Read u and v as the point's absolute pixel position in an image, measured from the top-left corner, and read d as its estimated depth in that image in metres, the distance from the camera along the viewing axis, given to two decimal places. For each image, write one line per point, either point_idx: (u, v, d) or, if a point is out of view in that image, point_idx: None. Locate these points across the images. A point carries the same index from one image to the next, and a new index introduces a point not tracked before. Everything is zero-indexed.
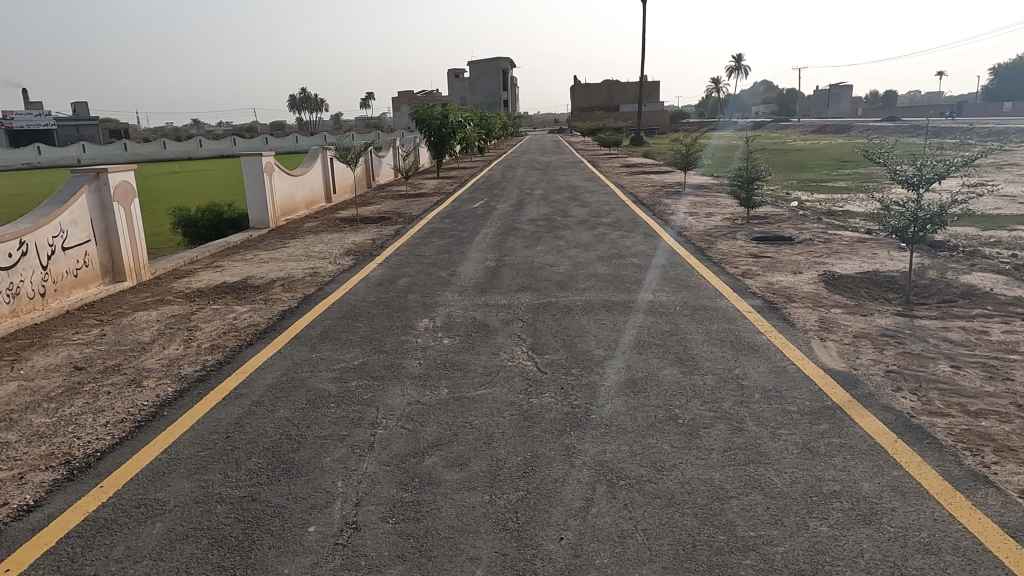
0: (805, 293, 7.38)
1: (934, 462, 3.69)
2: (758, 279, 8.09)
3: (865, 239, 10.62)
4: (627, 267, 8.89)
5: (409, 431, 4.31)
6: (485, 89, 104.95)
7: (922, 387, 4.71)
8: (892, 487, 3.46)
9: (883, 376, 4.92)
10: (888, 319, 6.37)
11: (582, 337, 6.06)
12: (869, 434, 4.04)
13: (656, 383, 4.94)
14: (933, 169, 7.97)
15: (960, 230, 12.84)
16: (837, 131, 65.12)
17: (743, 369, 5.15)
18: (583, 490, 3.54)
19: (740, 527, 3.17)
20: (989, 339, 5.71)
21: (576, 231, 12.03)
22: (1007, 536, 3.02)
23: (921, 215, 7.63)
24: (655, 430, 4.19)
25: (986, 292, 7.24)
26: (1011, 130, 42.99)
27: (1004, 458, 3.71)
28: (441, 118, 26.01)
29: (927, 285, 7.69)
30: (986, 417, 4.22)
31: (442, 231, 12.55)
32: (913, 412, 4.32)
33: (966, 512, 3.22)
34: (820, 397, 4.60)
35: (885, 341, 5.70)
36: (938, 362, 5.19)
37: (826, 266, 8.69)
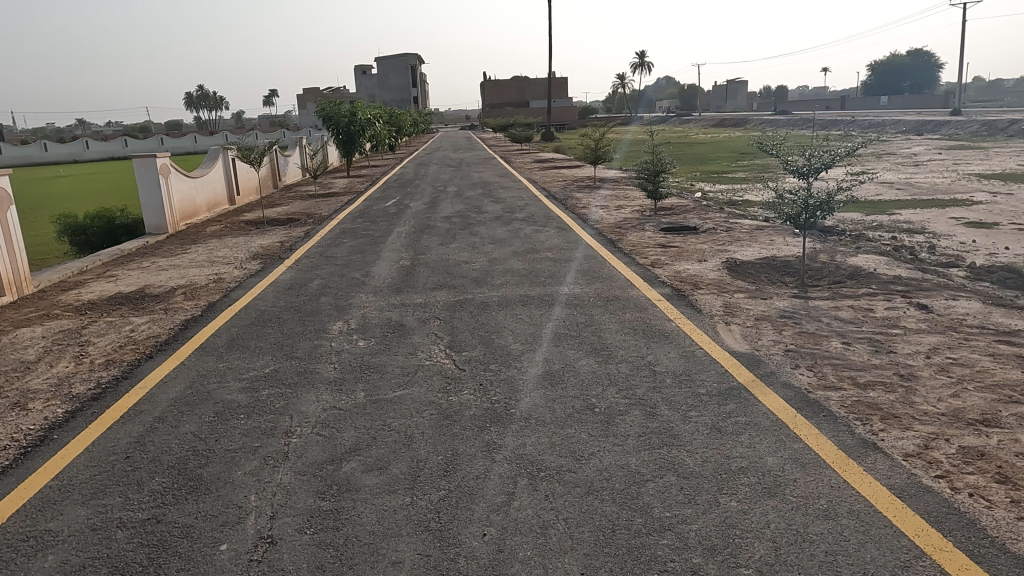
0: (711, 279, 7.72)
1: (830, 433, 3.95)
2: (667, 268, 8.39)
3: (763, 226, 11.22)
4: (542, 261, 9.00)
5: (325, 438, 4.19)
6: (394, 85, 103.38)
7: (817, 364, 5.03)
8: (793, 460, 3.67)
9: (783, 356, 5.22)
10: (785, 301, 6.75)
11: (499, 333, 6.08)
12: (771, 411, 4.27)
13: (573, 374, 5.03)
14: (820, 159, 8.51)
15: (847, 216, 13.77)
16: (735, 124, 68.43)
17: (655, 356, 5.33)
18: (504, 484, 3.56)
19: (656, 509, 3.28)
20: (874, 315, 6.17)
21: (491, 226, 12.07)
22: (893, 497, 3.28)
23: (812, 203, 8.13)
24: (573, 420, 4.27)
25: (870, 272, 7.81)
26: (886, 122, 46.62)
27: (890, 425, 4.02)
28: (349, 115, 25.41)
29: (819, 268, 8.20)
30: (874, 388, 4.55)
31: (354, 231, 12.28)
32: (810, 387, 4.60)
33: (858, 478, 3.47)
34: (726, 378, 4.82)
35: (784, 322, 6.05)
36: (831, 339, 5.55)
37: (728, 254, 9.12)
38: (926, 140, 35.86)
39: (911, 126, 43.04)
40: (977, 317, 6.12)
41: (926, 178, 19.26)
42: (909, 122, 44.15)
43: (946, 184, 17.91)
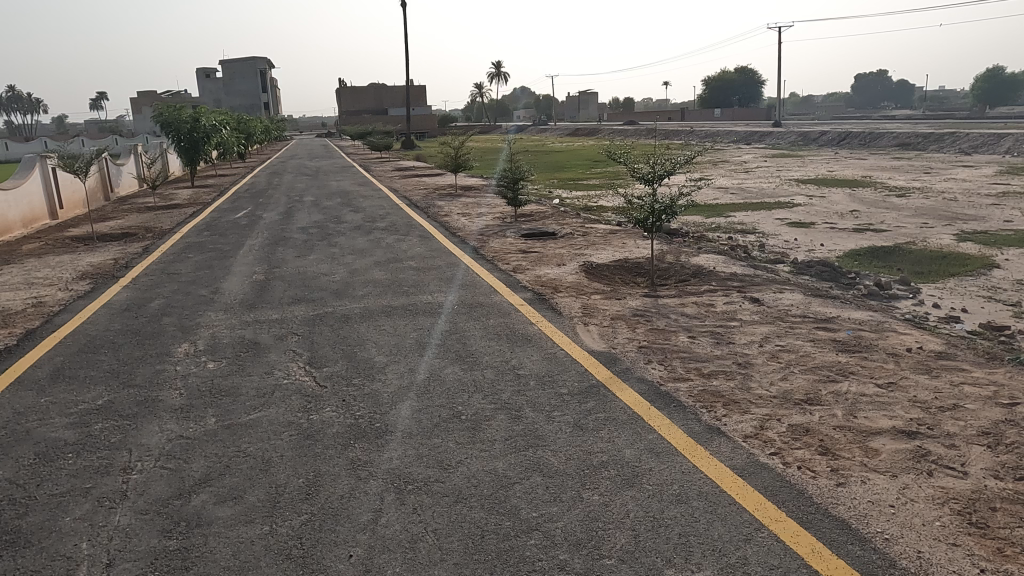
0: (569, 283, 8.02)
1: (680, 422, 4.23)
2: (528, 273, 8.61)
3: (616, 230, 11.82)
4: (405, 271, 8.89)
5: (170, 470, 3.85)
6: (241, 90, 97.85)
7: (667, 358, 5.38)
8: (648, 450, 3.89)
9: (637, 352, 5.52)
10: (637, 300, 7.15)
11: (362, 346, 5.92)
12: (628, 406, 4.50)
13: (438, 383, 5.00)
14: (663, 167, 9.12)
15: (690, 219, 14.87)
16: (588, 133, 71.69)
17: (519, 360, 5.42)
18: (370, 501, 3.46)
19: (524, 511, 3.33)
20: (715, 310, 6.70)
21: (350, 237, 11.75)
22: (735, 476, 3.57)
23: (658, 207, 8.68)
24: (440, 429, 4.24)
25: (710, 270, 8.49)
26: (720, 132, 50.96)
27: (730, 410, 4.38)
28: (191, 121, 23.69)
29: (666, 268, 8.78)
30: (716, 377, 4.95)
31: (201, 246, 11.44)
32: (661, 380, 4.91)
33: (704, 461, 3.74)
34: (586, 377, 5.02)
35: (637, 320, 6.41)
36: (679, 334, 5.96)
37: (585, 257, 9.53)
38: (754, 148, 39.63)
39: (741, 135, 47.31)
40: (800, 307, 6.83)
41: (755, 184, 21.28)
42: (739, 132, 48.54)
43: (771, 189, 19.87)
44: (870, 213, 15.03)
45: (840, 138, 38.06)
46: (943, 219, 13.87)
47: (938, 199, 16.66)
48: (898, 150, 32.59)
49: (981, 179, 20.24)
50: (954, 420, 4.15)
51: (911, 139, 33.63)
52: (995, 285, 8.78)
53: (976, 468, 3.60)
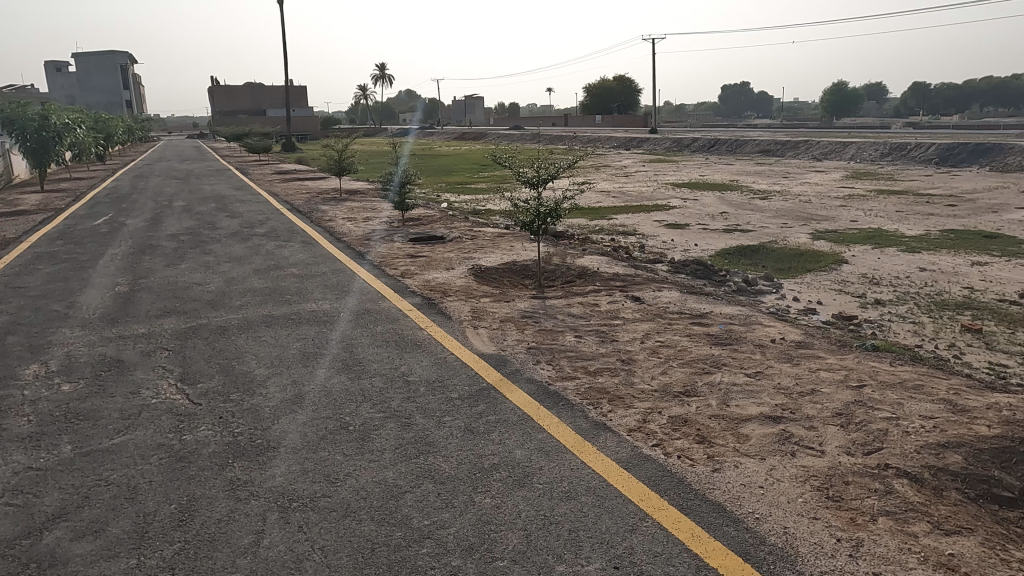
0: (458, 286, 8.01)
1: (568, 419, 4.33)
2: (416, 277, 8.51)
3: (504, 234, 11.96)
4: (287, 278, 8.52)
5: (18, 507, 3.45)
6: (99, 86, 90.05)
7: (555, 357, 5.49)
8: (538, 449, 3.95)
9: (526, 353, 5.60)
10: (525, 302, 7.26)
11: (240, 358, 5.60)
12: (518, 407, 4.55)
13: (324, 394, 4.82)
14: (547, 171, 9.32)
15: (575, 221, 15.30)
16: (474, 137, 72.02)
17: (408, 366, 5.35)
18: (251, 522, 3.27)
19: (415, 519, 3.28)
20: (599, 309, 6.94)
21: (226, 244, 11.10)
22: (621, 469, 3.70)
23: (543, 210, 8.87)
24: (326, 442, 4.09)
25: (595, 271, 8.78)
26: (601, 138, 52.93)
27: (616, 405, 4.54)
28: (39, 119, 21.50)
29: (553, 270, 8.98)
30: (601, 374, 5.11)
31: (52, 256, 10.38)
32: (550, 380, 5.01)
33: (592, 457, 3.84)
34: (476, 380, 5.03)
35: (525, 322, 6.51)
36: (566, 334, 6.11)
37: (474, 261, 9.55)
38: (633, 154, 41.49)
39: (620, 141, 49.31)
40: (677, 304, 7.21)
41: (635, 187, 22.25)
42: (619, 138, 50.65)
43: (650, 192, 20.87)
44: (738, 215, 16.14)
45: (710, 144, 40.63)
46: (799, 220, 15.15)
47: (795, 201, 18.19)
48: (760, 156, 35.28)
49: (830, 183, 22.31)
50: (812, 404, 4.53)
51: (771, 146, 36.48)
52: (844, 279, 9.70)
53: (832, 446, 3.94)
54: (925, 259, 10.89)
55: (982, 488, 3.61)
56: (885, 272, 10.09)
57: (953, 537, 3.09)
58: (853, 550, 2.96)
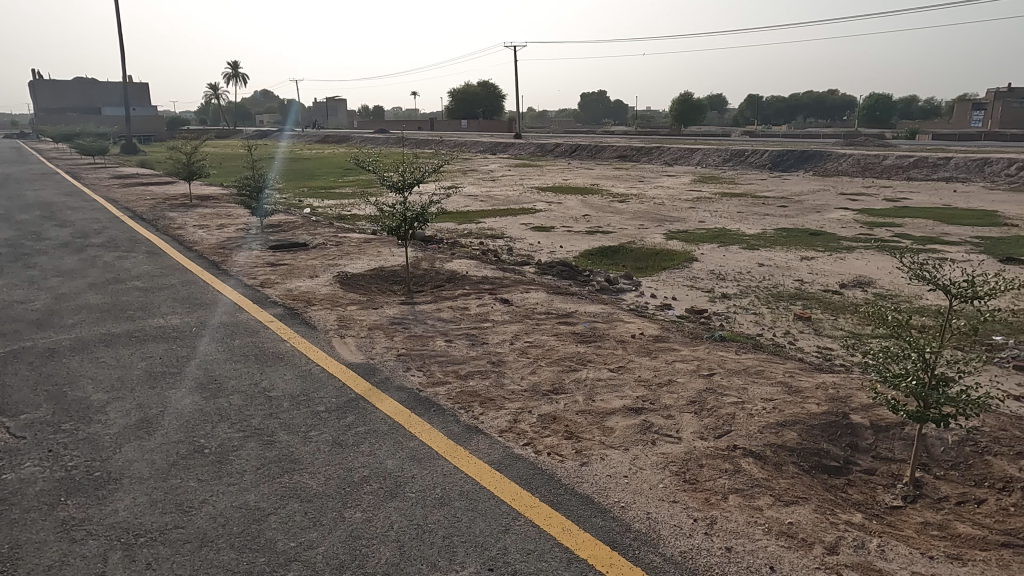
0: (323, 294, 7.71)
1: (440, 425, 4.30)
2: (277, 287, 8.09)
3: (370, 239, 11.69)
4: (129, 292, 7.78)
5: None
6: None
7: (425, 363, 5.44)
8: (409, 457, 3.89)
9: (395, 360, 5.50)
10: (394, 309, 7.13)
11: (73, 383, 5.03)
12: (388, 415, 4.45)
13: (175, 416, 4.45)
14: (412, 175, 9.21)
15: (443, 225, 15.28)
16: (337, 140, 69.86)
17: (270, 380, 5.07)
18: (89, 566, 2.94)
19: (280, 542, 3.10)
20: (469, 313, 6.97)
21: (54, 256, 9.95)
22: (494, 471, 3.73)
23: (409, 215, 8.76)
24: (178, 468, 3.77)
25: (464, 275, 8.81)
26: (466, 142, 53.39)
27: (487, 408, 4.57)
28: None
29: (422, 275, 8.90)
30: (472, 377, 5.13)
31: None
32: (420, 386, 4.95)
33: (465, 461, 3.84)
34: (344, 391, 4.86)
35: (394, 329, 6.39)
36: (436, 339, 6.07)
37: (339, 267, 9.25)
38: (499, 158, 42.17)
39: (486, 145, 49.96)
40: (544, 305, 7.40)
41: (501, 191, 22.62)
42: (484, 142, 51.35)
43: (516, 196, 21.29)
44: (599, 217, 16.89)
45: (571, 150, 42.19)
46: (654, 221, 16.10)
47: (650, 204, 19.34)
48: (618, 162, 37.12)
49: (680, 187, 23.91)
50: (669, 393, 4.83)
51: (628, 152, 38.54)
52: (695, 275, 10.44)
53: (688, 433, 4.22)
54: (763, 255, 11.98)
55: (813, 460, 4.03)
56: (730, 268, 10.99)
57: (791, 506, 3.41)
58: (708, 528, 3.18)
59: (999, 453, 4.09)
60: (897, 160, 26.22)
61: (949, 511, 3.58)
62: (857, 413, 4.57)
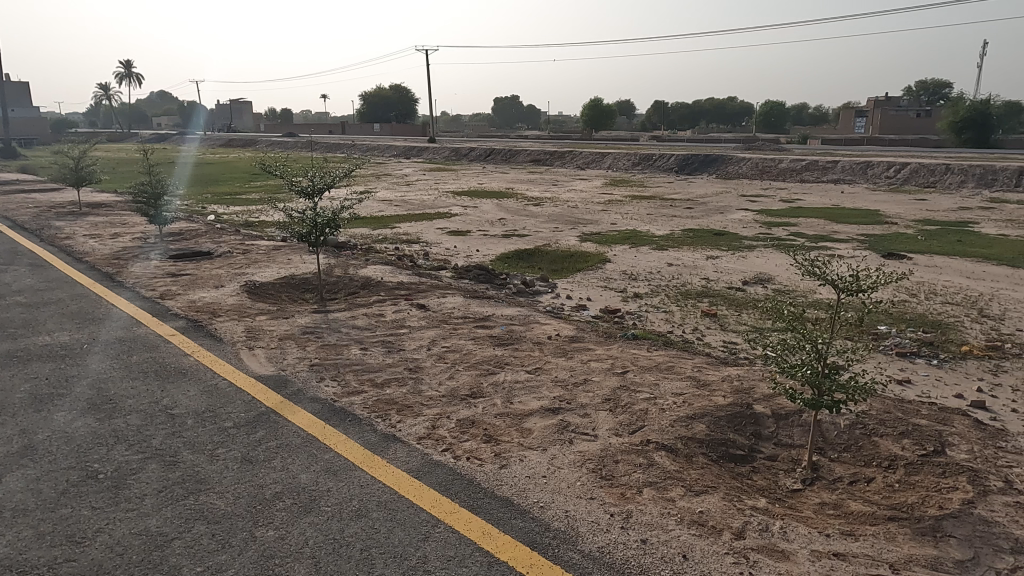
0: (229, 305, 7.39)
1: (356, 435, 4.20)
2: (179, 298, 7.68)
3: (280, 246, 11.28)
4: (9, 309, 7.16)
5: None
6: None
7: (340, 373, 5.30)
8: (324, 470, 3.78)
9: (308, 371, 5.33)
10: (306, 318, 6.92)
11: None
12: (301, 428, 4.31)
13: (64, 441, 4.13)
14: (322, 180, 8.98)
15: (357, 231, 14.96)
16: (242, 144, 67.09)
17: (172, 397, 4.79)
18: None
19: (186, 568, 2.94)
20: (385, 319, 6.85)
21: None
22: (412, 479, 3.68)
23: (320, 221, 8.53)
24: (69, 497, 3.50)
25: (379, 281, 8.66)
26: (379, 146, 52.54)
27: (404, 415, 4.51)
28: None
29: (335, 282, 8.68)
30: (389, 385, 5.05)
31: None
32: (335, 396, 4.82)
33: (382, 471, 3.76)
34: (253, 406, 4.65)
35: (306, 338, 6.20)
36: (351, 347, 5.93)
37: (247, 276, 8.89)
38: (413, 162, 41.74)
39: (400, 149, 49.37)
40: (461, 309, 7.38)
41: (416, 196, 22.39)
42: (398, 146, 50.73)
43: (432, 200, 21.15)
44: (514, 221, 17.03)
45: (485, 154, 42.35)
46: (569, 224, 16.42)
47: (564, 207, 19.69)
48: (532, 166, 37.57)
49: (593, 190, 24.49)
50: (585, 392, 4.92)
51: (541, 156, 39.11)
52: (608, 276, 10.71)
53: (603, 430, 4.32)
54: (672, 255, 12.44)
55: (721, 450, 4.22)
56: (641, 268, 11.35)
57: (702, 496, 3.55)
58: (624, 522, 3.26)
59: (885, 434, 4.42)
60: (791, 163, 27.90)
61: (843, 490, 3.83)
62: (759, 403, 4.82)
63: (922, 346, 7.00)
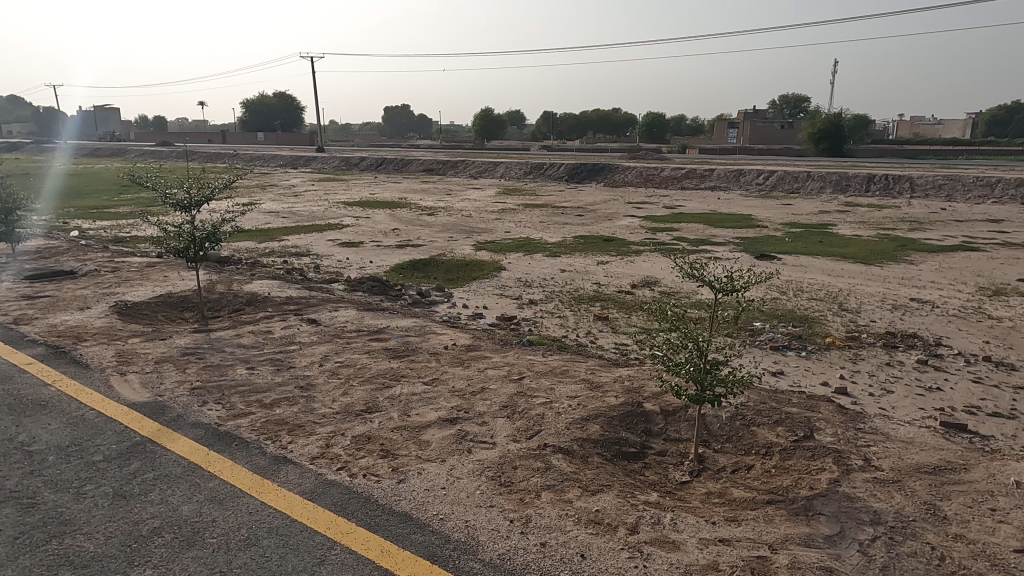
0: (97, 328, 6.81)
1: (243, 460, 3.99)
2: (37, 323, 6.98)
3: (154, 263, 10.53)
4: None
5: None
6: None
7: (224, 395, 5.01)
8: (208, 499, 3.55)
9: (189, 395, 5.00)
10: (185, 338, 6.49)
11: None
12: (182, 456, 4.03)
13: None
14: (200, 192, 8.48)
15: (241, 245, 14.25)
16: (109, 154, 62.24)
17: (30, 433, 4.34)
18: None
19: None
20: (273, 336, 6.56)
21: None
22: (305, 501, 3.53)
23: (199, 235, 8.05)
24: None
25: (266, 296, 8.29)
26: (263, 156, 50.42)
27: (296, 435, 4.33)
28: None
29: (217, 299, 8.22)
30: (279, 405, 4.83)
31: None
32: (219, 420, 4.55)
33: (272, 495, 3.59)
34: (126, 436, 4.30)
35: (186, 360, 5.82)
36: (236, 367, 5.63)
37: (117, 296, 8.23)
38: (301, 172, 40.34)
39: (286, 159, 47.62)
40: (354, 322, 7.20)
41: (305, 207, 21.65)
42: (284, 156, 48.91)
43: (321, 211, 20.53)
44: (408, 231, 16.84)
45: (377, 163, 41.69)
46: (463, 233, 16.46)
47: (457, 216, 19.71)
48: (424, 175, 37.31)
49: (486, 199, 24.71)
50: (482, 401, 4.93)
51: (434, 166, 38.93)
52: (504, 284, 10.82)
53: (501, 437, 4.34)
54: (565, 261, 12.75)
55: (614, 449, 4.36)
56: (535, 275, 11.55)
57: (597, 494, 3.65)
58: (524, 527, 3.29)
59: (761, 423, 4.74)
60: (673, 171, 29.40)
61: (727, 479, 4.07)
62: (649, 401, 5.03)
63: (792, 340, 7.58)
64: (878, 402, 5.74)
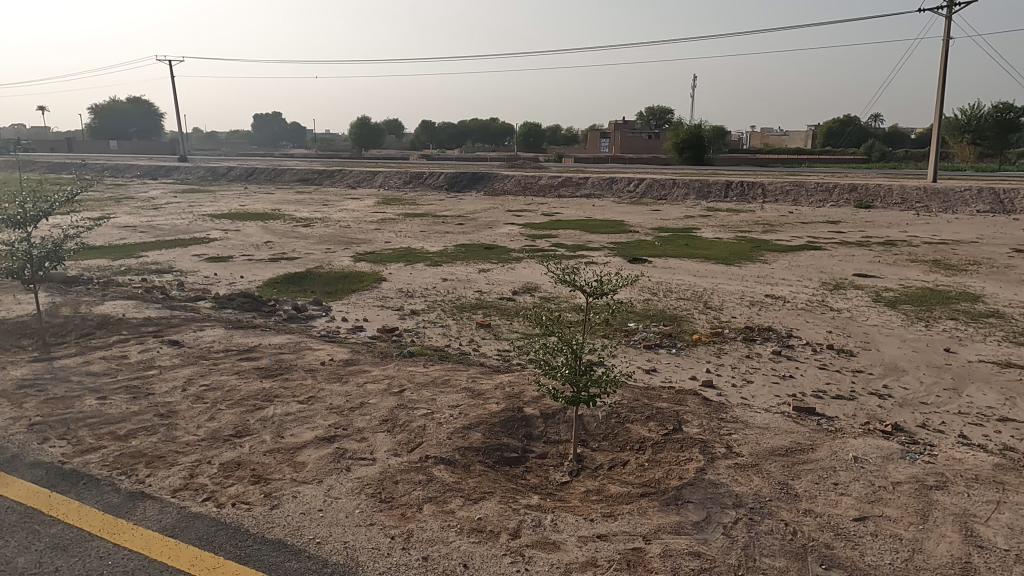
0: None
1: (93, 499, 3.62)
2: None
3: None
4: None
5: None
6: None
7: (70, 429, 4.54)
8: (51, 547, 3.19)
9: (27, 432, 4.48)
10: (23, 369, 5.82)
11: None
12: (18, 501, 3.60)
13: None
14: (37, 206, 7.64)
15: (91, 263, 13.03)
16: None
17: None
18: None
19: None
20: (128, 362, 6.03)
21: None
22: (166, 538, 3.27)
23: (37, 254, 7.24)
24: None
25: (120, 318, 7.62)
26: (117, 166, 46.43)
27: (155, 467, 4.00)
28: None
29: (62, 323, 7.45)
30: (135, 436, 4.44)
31: None
32: (64, 458, 4.11)
33: (128, 535, 3.29)
34: None
35: (23, 393, 5.21)
36: (84, 398, 5.12)
37: None
38: (161, 183, 37.44)
39: (144, 169, 44.10)
40: (222, 342, 6.78)
41: (165, 220, 20.14)
42: (141, 165, 45.29)
43: (185, 224, 19.22)
44: (282, 244, 16.11)
45: (247, 173, 39.68)
46: (341, 244, 16.01)
47: (335, 226, 19.16)
48: (299, 185, 35.96)
49: (364, 209, 24.20)
50: (361, 416, 4.80)
51: (309, 175, 37.60)
52: (385, 295, 10.63)
53: (382, 452, 4.24)
54: (446, 270, 12.74)
55: (496, 455, 4.39)
56: (417, 285, 11.43)
57: (479, 502, 3.65)
58: (405, 542, 3.23)
59: (635, 419, 4.95)
60: (550, 179, 30.25)
61: (603, 475, 4.21)
62: (529, 406, 5.11)
63: (663, 338, 7.99)
64: (739, 392, 6.18)
